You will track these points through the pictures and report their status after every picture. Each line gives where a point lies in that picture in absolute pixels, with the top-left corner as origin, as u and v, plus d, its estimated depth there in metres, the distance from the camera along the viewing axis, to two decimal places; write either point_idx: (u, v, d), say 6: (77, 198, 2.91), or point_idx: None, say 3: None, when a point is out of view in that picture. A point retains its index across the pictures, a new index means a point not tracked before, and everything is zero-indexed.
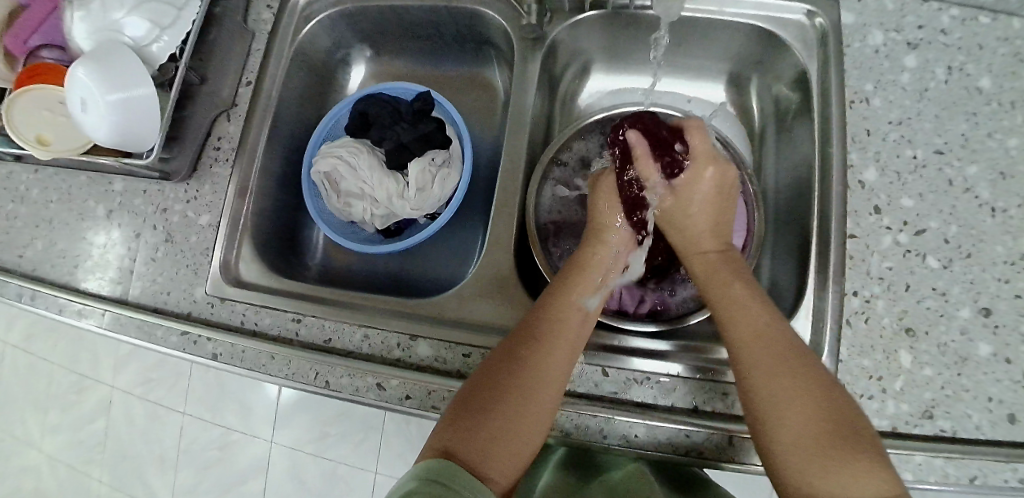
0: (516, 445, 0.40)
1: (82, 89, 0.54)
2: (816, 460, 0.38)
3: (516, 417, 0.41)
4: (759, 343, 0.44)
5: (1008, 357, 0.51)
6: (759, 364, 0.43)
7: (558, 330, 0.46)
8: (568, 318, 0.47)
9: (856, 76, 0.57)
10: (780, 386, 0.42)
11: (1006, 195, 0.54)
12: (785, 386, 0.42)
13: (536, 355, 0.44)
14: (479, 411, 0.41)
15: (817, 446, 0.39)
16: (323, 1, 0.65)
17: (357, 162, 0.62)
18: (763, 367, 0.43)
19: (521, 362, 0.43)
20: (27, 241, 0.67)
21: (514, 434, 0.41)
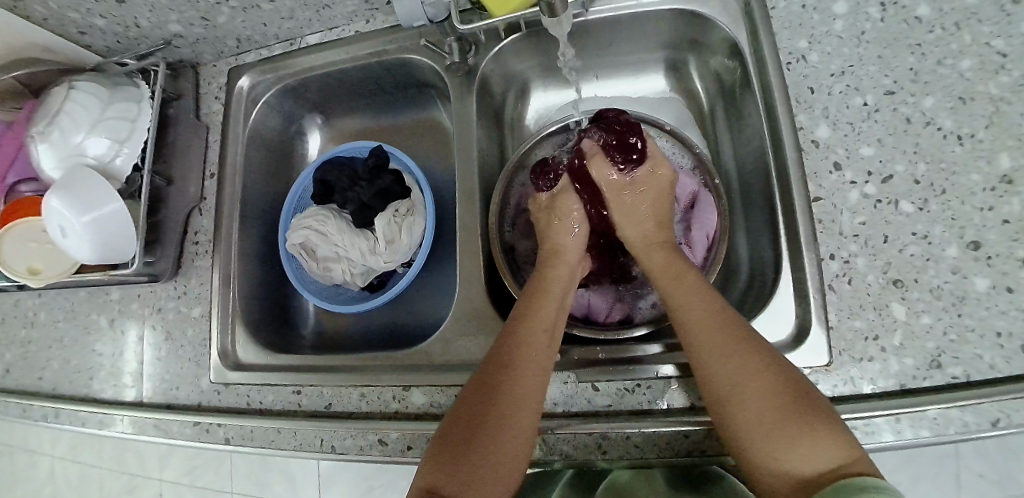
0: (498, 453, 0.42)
1: (59, 218, 0.56)
2: (769, 441, 0.40)
3: (501, 446, 0.42)
4: (713, 335, 0.45)
5: (1008, 285, 0.49)
6: (717, 352, 0.44)
7: (529, 349, 0.47)
8: (535, 323, 0.49)
9: (788, 35, 0.57)
10: (731, 370, 0.43)
11: (972, 120, 0.52)
12: (744, 369, 0.42)
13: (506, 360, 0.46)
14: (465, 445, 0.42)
15: (772, 426, 0.40)
16: (264, 81, 0.68)
17: (326, 228, 0.64)
18: (710, 356, 0.44)
19: (499, 393, 0.44)
20: (45, 363, 0.71)
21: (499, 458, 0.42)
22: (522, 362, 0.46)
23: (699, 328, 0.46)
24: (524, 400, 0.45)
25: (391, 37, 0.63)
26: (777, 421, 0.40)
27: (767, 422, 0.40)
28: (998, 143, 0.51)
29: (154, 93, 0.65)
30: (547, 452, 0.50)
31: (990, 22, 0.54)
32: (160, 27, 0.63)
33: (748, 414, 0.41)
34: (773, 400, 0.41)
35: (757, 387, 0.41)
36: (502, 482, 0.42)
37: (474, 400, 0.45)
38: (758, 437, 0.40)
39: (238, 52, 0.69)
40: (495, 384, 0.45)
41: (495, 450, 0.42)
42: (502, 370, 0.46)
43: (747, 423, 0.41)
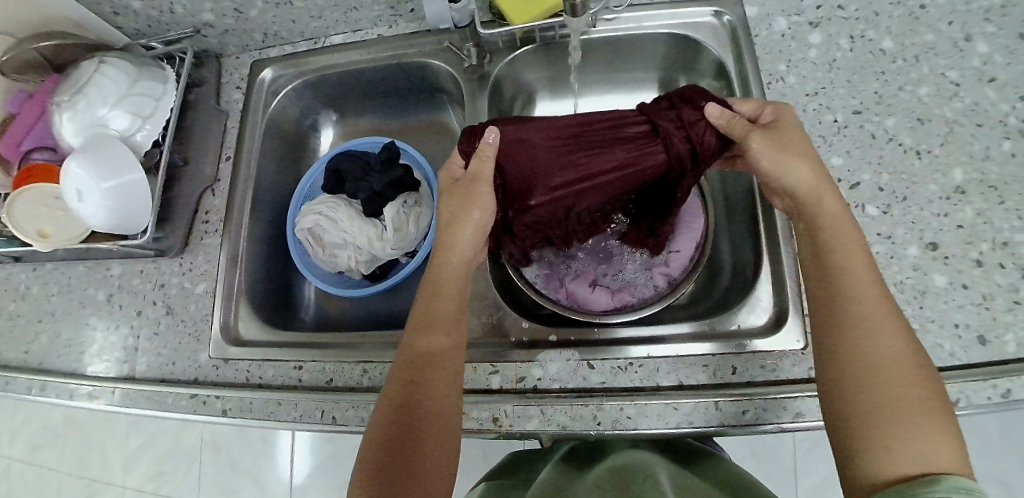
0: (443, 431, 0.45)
1: (78, 181, 0.57)
2: (907, 429, 0.38)
3: (432, 424, 0.45)
4: (886, 311, 0.42)
5: (964, 283, 0.55)
6: (873, 329, 0.42)
7: (444, 325, 0.49)
8: (445, 303, 0.50)
9: (769, 60, 0.64)
10: (887, 341, 0.41)
11: (928, 138, 0.59)
12: (898, 341, 0.41)
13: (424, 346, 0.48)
14: (406, 439, 0.44)
15: (919, 414, 0.38)
16: (286, 75, 0.72)
17: (336, 215, 0.67)
18: (860, 324, 0.42)
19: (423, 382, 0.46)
20: (33, 337, 0.70)
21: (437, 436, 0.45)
22: (436, 348, 0.48)
23: (863, 288, 0.43)
24: (448, 381, 0.47)
25: (412, 42, 0.68)
26: (911, 428, 0.38)
27: (910, 405, 0.39)
28: (951, 159, 0.58)
29: (179, 77, 0.68)
30: (544, 424, 0.52)
31: (943, 57, 0.62)
32: (192, 16, 0.67)
33: (887, 390, 0.39)
34: (920, 388, 0.39)
35: (906, 368, 0.40)
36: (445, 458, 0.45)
37: (396, 398, 0.46)
38: (899, 427, 0.38)
39: (262, 47, 0.74)
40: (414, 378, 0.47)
41: (438, 434, 0.45)
42: (421, 364, 0.47)
43: (879, 423, 0.39)
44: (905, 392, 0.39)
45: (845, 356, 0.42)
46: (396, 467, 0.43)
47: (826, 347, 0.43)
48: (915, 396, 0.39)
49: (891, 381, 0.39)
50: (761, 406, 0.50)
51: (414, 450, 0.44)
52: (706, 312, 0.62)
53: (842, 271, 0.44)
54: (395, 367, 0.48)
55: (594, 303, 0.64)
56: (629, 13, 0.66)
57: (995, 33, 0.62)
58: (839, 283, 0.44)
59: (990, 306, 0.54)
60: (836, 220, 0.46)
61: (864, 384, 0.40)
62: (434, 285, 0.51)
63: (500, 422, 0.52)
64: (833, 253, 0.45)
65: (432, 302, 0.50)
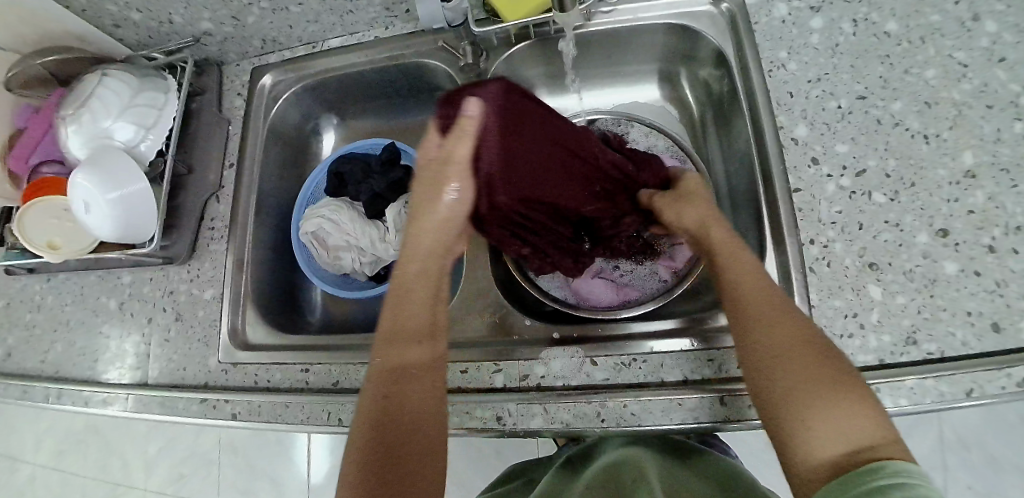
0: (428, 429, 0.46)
1: (84, 193, 0.59)
2: (810, 406, 0.39)
3: (418, 423, 0.46)
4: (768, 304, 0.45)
5: (976, 270, 0.53)
6: (767, 317, 0.44)
7: (421, 323, 0.50)
8: (417, 302, 0.51)
9: (770, 47, 0.63)
10: (779, 335, 0.43)
11: (936, 122, 0.58)
12: (783, 337, 0.43)
13: (399, 346, 0.48)
14: (393, 441, 0.45)
15: (830, 391, 0.39)
16: (286, 80, 0.72)
17: (339, 217, 0.67)
18: (763, 313, 0.44)
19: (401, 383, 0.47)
20: (49, 346, 0.72)
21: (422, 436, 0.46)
22: (412, 345, 0.49)
23: (748, 284, 0.46)
24: (426, 394, 0.47)
25: (409, 42, 0.68)
26: (827, 405, 0.39)
27: (815, 384, 0.40)
28: (960, 143, 0.57)
29: (180, 87, 0.69)
30: (548, 422, 0.52)
31: (951, 37, 0.60)
32: (191, 25, 0.68)
33: (789, 374, 0.41)
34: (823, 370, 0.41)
35: (803, 358, 0.41)
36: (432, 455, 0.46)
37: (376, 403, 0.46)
38: (806, 404, 0.39)
39: (261, 54, 0.74)
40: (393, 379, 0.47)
41: (422, 445, 0.46)
42: (397, 378, 0.47)
43: (794, 396, 0.40)
44: (809, 371, 0.41)
45: (752, 348, 0.43)
46: (387, 471, 0.43)
47: (738, 340, 0.45)
48: (806, 377, 0.40)
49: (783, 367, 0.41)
50: None
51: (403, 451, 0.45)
52: (710, 306, 0.61)
53: (726, 266, 0.49)
54: (370, 373, 0.48)
55: (598, 300, 0.64)
56: (625, 5, 0.65)
57: (1004, 11, 0.60)
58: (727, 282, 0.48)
59: (1003, 293, 0.52)
60: (723, 242, 0.51)
61: (773, 371, 0.42)
62: (403, 284, 0.52)
63: (505, 420, 0.52)
64: (734, 262, 0.48)
65: (404, 302, 0.51)
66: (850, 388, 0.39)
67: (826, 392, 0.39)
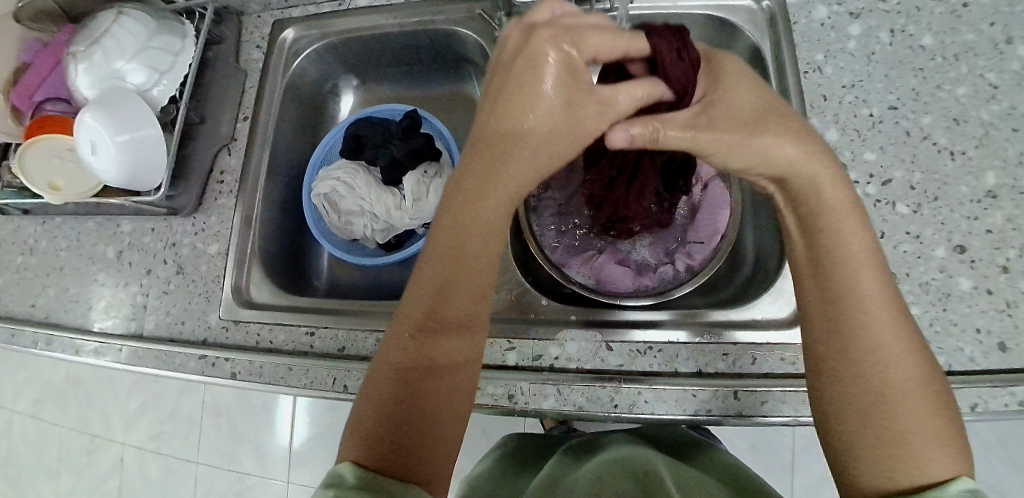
0: (459, 399, 0.42)
1: (92, 132, 0.57)
2: (905, 451, 0.36)
3: (444, 389, 0.41)
4: (890, 325, 0.37)
5: (988, 288, 0.54)
6: (880, 349, 0.37)
7: (475, 261, 0.42)
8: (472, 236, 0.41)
9: (807, 49, 0.62)
10: (899, 367, 0.37)
11: (963, 139, 0.58)
12: (912, 367, 0.37)
13: (443, 297, 0.41)
14: (409, 399, 0.40)
15: (929, 440, 0.36)
16: (308, 36, 0.69)
17: (355, 182, 0.65)
18: (871, 337, 0.37)
19: (434, 341, 0.41)
20: (40, 291, 0.71)
21: (449, 397, 0.41)
22: (460, 291, 0.42)
23: (875, 305, 0.37)
24: (457, 365, 0.42)
25: (440, 7, 0.65)
26: (924, 454, 0.35)
27: (919, 428, 0.36)
28: (984, 162, 0.57)
29: (198, 34, 0.67)
30: (560, 404, 0.51)
31: (984, 58, 0.60)
32: None
33: (906, 416, 0.36)
34: (932, 414, 0.36)
35: (920, 394, 0.36)
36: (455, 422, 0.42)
37: (399, 360, 0.41)
38: (900, 445, 0.36)
39: (284, 6, 0.70)
40: (417, 333, 0.41)
41: (443, 416, 0.41)
42: (426, 335, 0.41)
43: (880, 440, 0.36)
44: (912, 411, 0.36)
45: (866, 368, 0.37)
46: (400, 434, 0.38)
47: (839, 351, 0.38)
48: (915, 417, 0.36)
49: (894, 414, 0.36)
50: (778, 397, 0.49)
51: (424, 421, 0.39)
52: (723, 302, 0.61)
53: (843, 261, 0.38)
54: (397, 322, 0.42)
55: (610, 283, 0.63)
56: None
57: None
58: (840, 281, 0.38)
59: (1013, 313, 0.53)
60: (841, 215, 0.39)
61: (888, 409, 0.36)
62: (466, 220, 0.41)
63: (516, 398, 0.52)
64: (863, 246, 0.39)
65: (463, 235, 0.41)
66: (943, 419, 0.37)
67: (926, 439, 0.36)
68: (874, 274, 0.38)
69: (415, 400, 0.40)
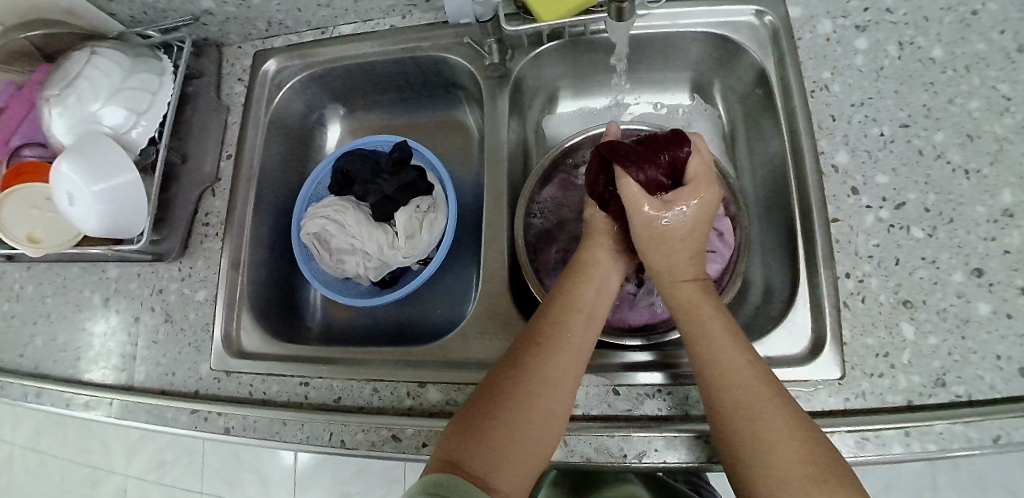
0: (539, 429, 0.41)
1: (67, 183, 0.53)
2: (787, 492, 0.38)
3: (534, 413, 0.41)
4: (737, 361, 0.43)
5: (1008, 312, 0.52)
6: (728, 384, 0.42)
7: (581, 313, 0.47)
8: (590, 290, 0.48)
9: (813, 66, 0.60)
10: (768, 422, 0.40)
11: (978, 156, 0.56)
12: (775, 415, 0.40)
13: (553, 325, 0.45)
14: (494, 410, 0.41)
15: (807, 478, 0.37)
16: (291, 67, 0.67)
17: (344, 218, 0.63)
18: (727, 394, 0.42)
19: (535, 359, 0.43)
20: (29, 340, 0.66)
21: (526, 420, 0.41)
22: (573, 320, 0.46)
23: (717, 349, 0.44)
24: (556, 388, 0.43)
25: (427, 34, 0.63)
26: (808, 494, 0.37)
27: (792, 466, 0.38)
28: (1000, 180, 0.55)
29: (177, 68, 0.64)
30: (567, 455, 0.50)
31: (995, 68, 0.58)
32: (192, 2, 0.62)
33: (769, 455, 0.39)
34: (801, 446, 0.39)
35: (790, 440, 0.39)
36: (532, 455, 0.41)
37: (506, 371, 0.44)
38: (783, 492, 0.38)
39: (265, 36, 0.69)
40: (528, 357, 0.44)
41: (524, 434, 0.41)
42: (530, 359, 0.44)
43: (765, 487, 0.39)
44: (787, 438, 0.39)
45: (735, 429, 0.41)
46: (473, 432, 0.40)
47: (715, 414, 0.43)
48: (792, 438, 0.39)
49: (772, 449, 0.39)
50: None
51: (501, 429, 0.40)
52: None
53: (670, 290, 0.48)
54: (513, 346, 0.46)
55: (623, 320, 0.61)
56: (664, 9, 0.62)
57: None
58: (697, 342, 0.45)
59: None
60: (646, 229, 0.46)
61: (750, 453, 0.40)
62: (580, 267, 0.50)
63: None
64: (657, 255, 0.48)
65: (574, 285, 0.49)
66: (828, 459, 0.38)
67: (815, 468, 0.38)
68: (725, 333, 0.45)
69: (496, 414, 0.41)
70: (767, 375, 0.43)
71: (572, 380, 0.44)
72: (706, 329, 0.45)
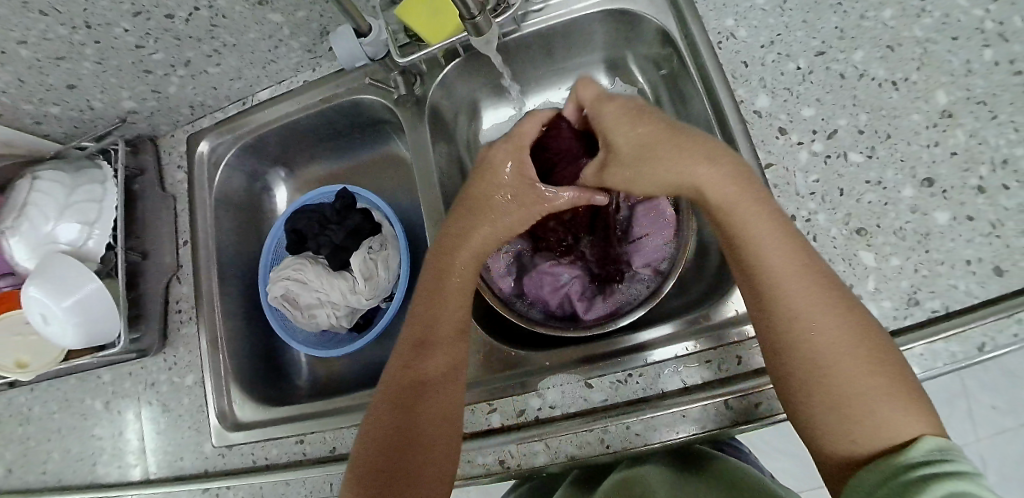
0: (440, 438, 0.46)
1: (38, 305, 0.56)
2: (857, 404, 0.37)
3: (429, 430, 0.46)
4: (796, 275, 0.41)
5: (969, 215, 0.50)
6: (786, 290, 0.41)
7: (446, 318, 0.50)
8: (450, 282, 0.51)
9: (715, 17, 0.59)
10: (818, 334, 0.39)
11: (903, 65, 0.54)
12: (831, 329, 0.39)
13: (425, 338, 0.49)
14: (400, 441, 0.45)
15: (871, 390, 0.37)
16: (223, 143, 0.69)
17: (305, 275, 0.65)
18: (786, 304, 0.41)
19: (418, 382, 0.47)
20: (46, 456, 0.70)
21: (427, 439, 0.46)
22: (439, 328, 0.50)
23: (779, 268, 0.41)
24: (442, 398, 0.47)
25: (340, 81, 0.65)
26: (872, 405, 0.37)
27: (854, 380, 0.38)
28: (930, 83, 0.53)
29: (117, 172, 0.66)
30: (553, 457, 0.50)
31: None
32: (114, 107, 0.64)
33: (831, 365, 0.38)
34: (864, 360, 0.38)
35: (843, 351, 0.38)
36: (441, 458, 0.46)
37: (393, 399, 0.47)
38: (840, 400, 0.38)
39: (194, 120, 0.71)
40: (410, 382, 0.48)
41: (428, 450, 0.45)
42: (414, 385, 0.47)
43: (820, 397, 0.38)
44: (841, 347, 0.39)
45: (775, 320, 0.41)
46: (388, 467, 0.44)
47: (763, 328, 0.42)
48: (859, 356, 0.38)
49: (828, 359, 0.39)
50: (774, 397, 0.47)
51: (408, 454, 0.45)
52: (701, 300, 0.59)
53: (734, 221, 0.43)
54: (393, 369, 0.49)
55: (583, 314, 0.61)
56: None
57: None
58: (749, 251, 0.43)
59: (1002, 234, 0.49)
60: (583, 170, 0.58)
61: (806, 356, 0.39)
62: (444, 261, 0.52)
63: (507, 461, 0.51)
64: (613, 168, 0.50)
65: (435, 283, 0.51)
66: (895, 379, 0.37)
67: (878, 375, 0.37)
68: (775, 242, 0.42)
69: (398, 445, 0.45)
70: (822, 283, 0.41)
71: (452, 381, 0.48)
72: (752, 235, 0.43)
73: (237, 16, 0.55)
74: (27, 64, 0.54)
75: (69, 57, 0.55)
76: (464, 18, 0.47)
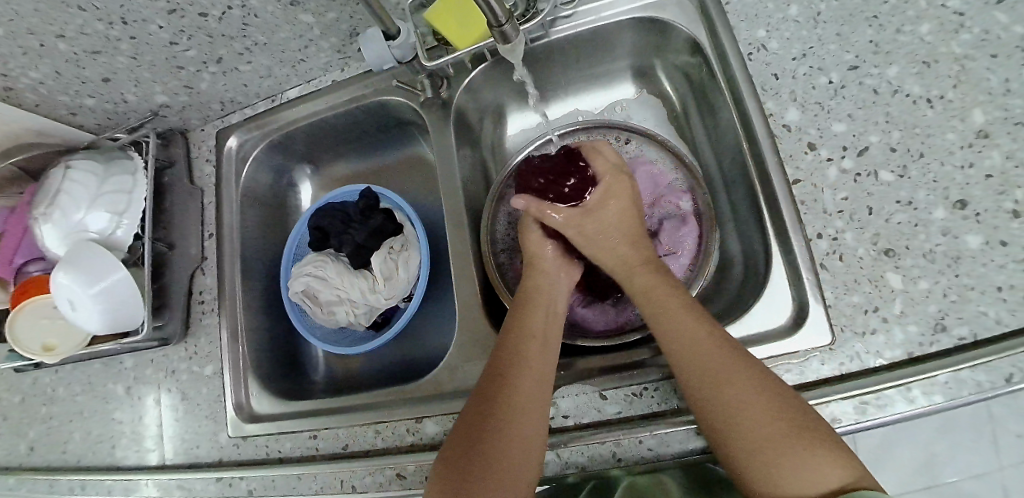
0: (520, 438, 0.45)
1: (67, 291, 0.57)
2: (781, 458, 0.40)
3: (511, 434, 0.45)
4: (711, 349, 0.45)
5: (1002, 239, 0.48)
6: (701, 353, 0.45)
7: (526, 323, 0.52)
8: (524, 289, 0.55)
9: (746, 28, 0.58)
10: (739, 396, 0.42)
11: (939, 82, 0.53)
12: (750, 383, 0.43)
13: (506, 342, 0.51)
14: (476, 444, 0.45)
15: (780, 441, 0.40)
16: (252, 139, 0.70)
17: (325, 273, 0.66)
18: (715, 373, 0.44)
19: (493, 390, 0.48)
20: (68, 437, 0.72)
21: (508, 441, 0.45)
22: (529, 328, 0.52)
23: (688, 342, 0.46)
24: (525, 401, 0.47)
25: (368, 81, 0.65)
26: (787, 452, 0.40)
27: (768, 437, 0.40)
28: (967, 101, 0.52)
29: (147, 163, 0.67)
30: (562, 466, 0.50)
31: None
32: (147, 100, 0.66)
33: (749, 426, 0.41)
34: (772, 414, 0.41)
35: (760, 411, 0.41)
36: (523, 460, 0.44)
37: (475, 409, 0.47)
38: (761, 462, 0.40)
39: (224, 115, 0.72)
40: (490, 389, 0.48)
41: (511, 450, 0.44)
42: (487, 396, 0.48)
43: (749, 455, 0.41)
44: (756, 405, 0.42)
45: (703, 391, 0.44)
46: (466, 473, 0.44)
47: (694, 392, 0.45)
48: (768, 411, 0.41)
49: (753, 424, 0.41)
50: None
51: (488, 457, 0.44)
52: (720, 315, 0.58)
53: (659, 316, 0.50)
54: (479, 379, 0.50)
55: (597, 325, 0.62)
56: (586, 6, 0.62)
57: None
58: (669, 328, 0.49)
59: None
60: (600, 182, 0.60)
61: (732, 419, 0.42)
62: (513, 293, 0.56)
63: None
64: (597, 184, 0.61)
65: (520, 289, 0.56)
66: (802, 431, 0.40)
67: (793, 428, 0.40)
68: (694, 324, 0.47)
69: (480, 449, 0.45)
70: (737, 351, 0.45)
71: (536, 374, 0.48)
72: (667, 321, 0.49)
73: (270, 17, 0.56)
74: (66, 57, 0.56)
75: (105, 51, 0.56)
76: (492, 26, 0.46)
